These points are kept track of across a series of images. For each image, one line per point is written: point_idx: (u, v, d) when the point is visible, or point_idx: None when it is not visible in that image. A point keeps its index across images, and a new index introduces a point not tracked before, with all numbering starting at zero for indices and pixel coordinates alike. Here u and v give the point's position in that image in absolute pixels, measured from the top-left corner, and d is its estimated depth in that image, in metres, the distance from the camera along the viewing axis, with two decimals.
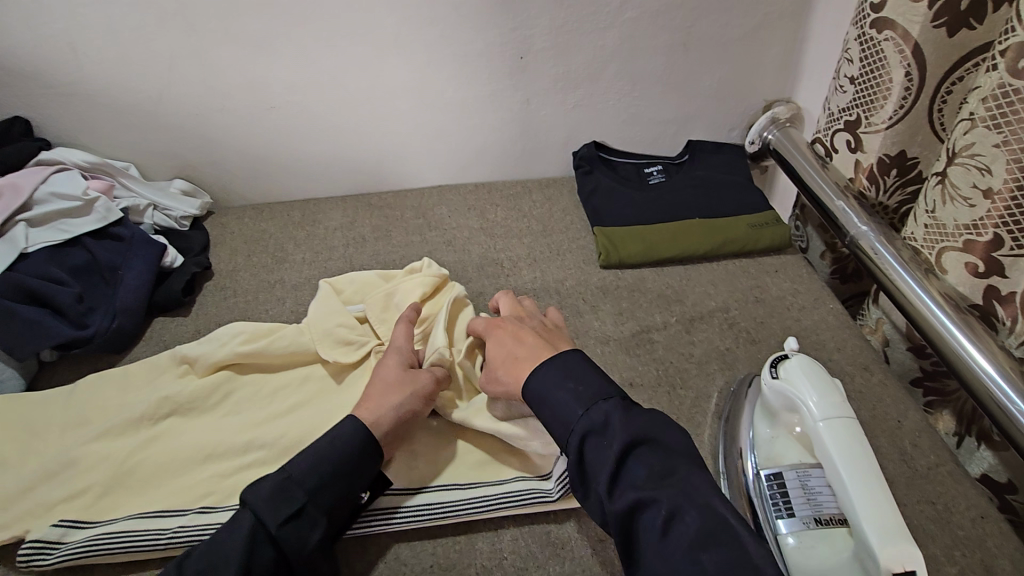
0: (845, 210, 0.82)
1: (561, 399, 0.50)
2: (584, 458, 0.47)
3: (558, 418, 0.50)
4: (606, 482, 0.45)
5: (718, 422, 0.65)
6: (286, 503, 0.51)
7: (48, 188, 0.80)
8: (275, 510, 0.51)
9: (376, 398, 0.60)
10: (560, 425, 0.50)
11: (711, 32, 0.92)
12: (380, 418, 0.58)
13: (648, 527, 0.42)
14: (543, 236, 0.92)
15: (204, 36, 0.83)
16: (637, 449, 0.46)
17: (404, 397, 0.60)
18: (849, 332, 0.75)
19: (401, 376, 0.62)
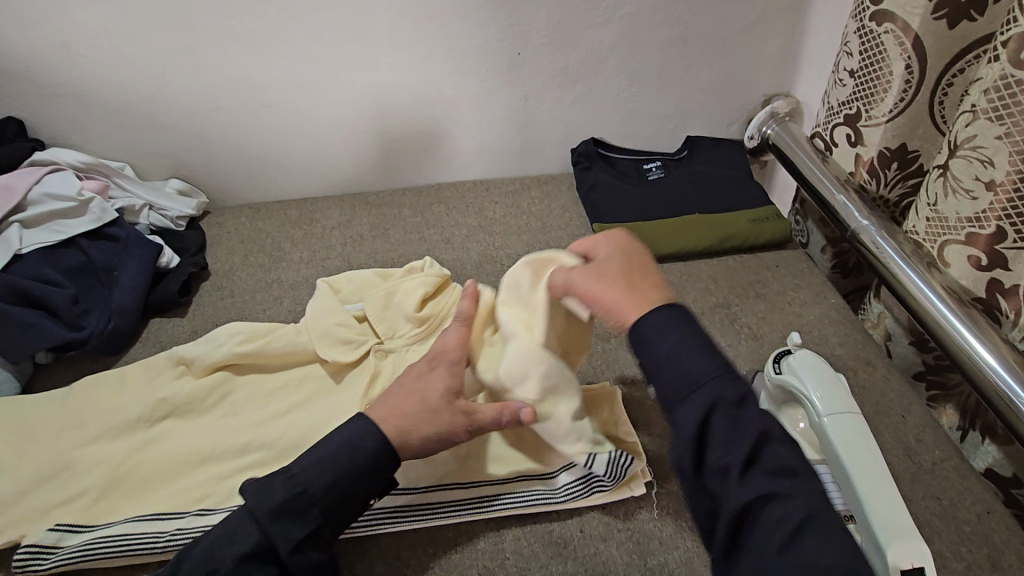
0: (846, 204, 0.82)
1: (678, 354, 0.44)
2: (707, 429, 0.42)
3: (670, 371, 0.44)
4: (738, 470, 0.40)
5: None
6: (295, 522, 0.49)
7: (41, 189, 0.80)
8: (283, 529, 0.48)
9: (408, 411, 0.54)
10: (673, 380, 0.44)
11: (710, 27, 0.91)
12: (404, 438, 0.52)
13: (770, 525, 0.39)
14: (542, 233, 0.92)
15: (199, 34, 0.82)
16: (769, 442, 0.42)
17: (433, 430, 0.53)
18: (851, 327, 0.74)
19: (441, 394, 0.54)
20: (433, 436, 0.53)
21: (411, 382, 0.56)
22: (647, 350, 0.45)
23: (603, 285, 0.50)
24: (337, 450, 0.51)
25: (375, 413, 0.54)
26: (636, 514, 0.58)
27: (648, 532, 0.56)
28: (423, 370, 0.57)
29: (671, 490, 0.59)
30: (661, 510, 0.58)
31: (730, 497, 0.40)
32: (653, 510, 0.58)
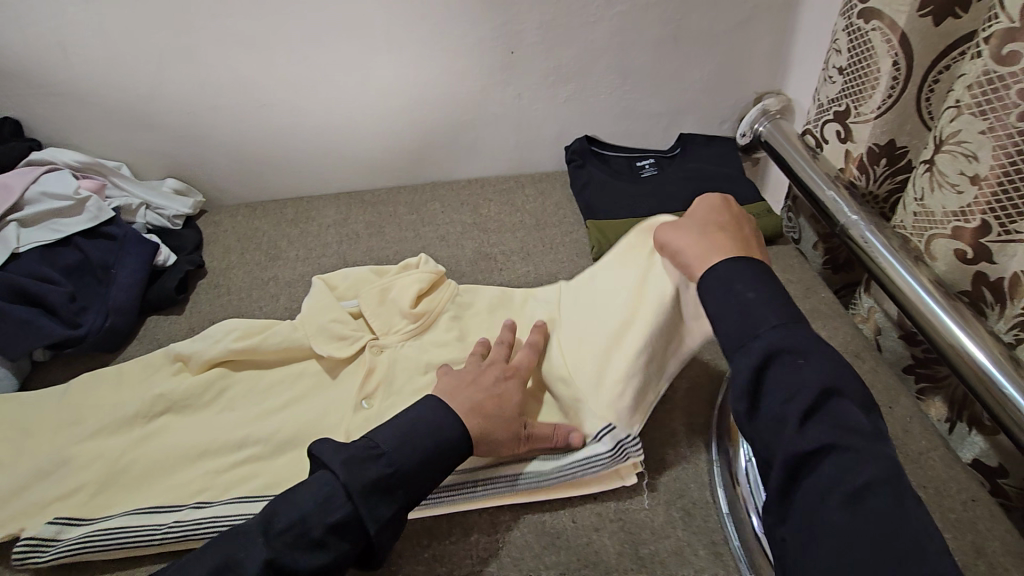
0: (836, 199, 0.82)
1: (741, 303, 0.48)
2: (768, 375, 0.44)
3: (738, 320, 0.48)
4: (797, 417, 0.41)
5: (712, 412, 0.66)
6: (386, 501, 0.49)
7: (38, 188, 0.80)
8: (373, 507, 0.49)
9: (490, 410, 0.57)
10: (739, 329, 0.47)
11: (702, 25, 0.92)
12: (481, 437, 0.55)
13: (824, 480, 0.39)
14: (536, 230, 0.93)
15: (194, 35, 0.83)
16: (831, 399, 0.42)
17: (506, 435, 0.57)
18: (841, 320, 0.75)
19: (516, 406, 0.59)
20: (502, 442, 0.57)
21: (488, 386, 0.59)
22: (711, 296, 0.51)
23: (680, 231, 0.59)
24: (416, 431, 0.53)
25: (455, 403, 0.56)
26: (628, 504, 0.58)
27: (640, 522, 0.57)
28: (500, 376, 0.61)
29: (662, 480, 0.60)
30: (652, 500, 0.59)
31: (786, 446, 0.41)
32: (644, 500, 0.59)
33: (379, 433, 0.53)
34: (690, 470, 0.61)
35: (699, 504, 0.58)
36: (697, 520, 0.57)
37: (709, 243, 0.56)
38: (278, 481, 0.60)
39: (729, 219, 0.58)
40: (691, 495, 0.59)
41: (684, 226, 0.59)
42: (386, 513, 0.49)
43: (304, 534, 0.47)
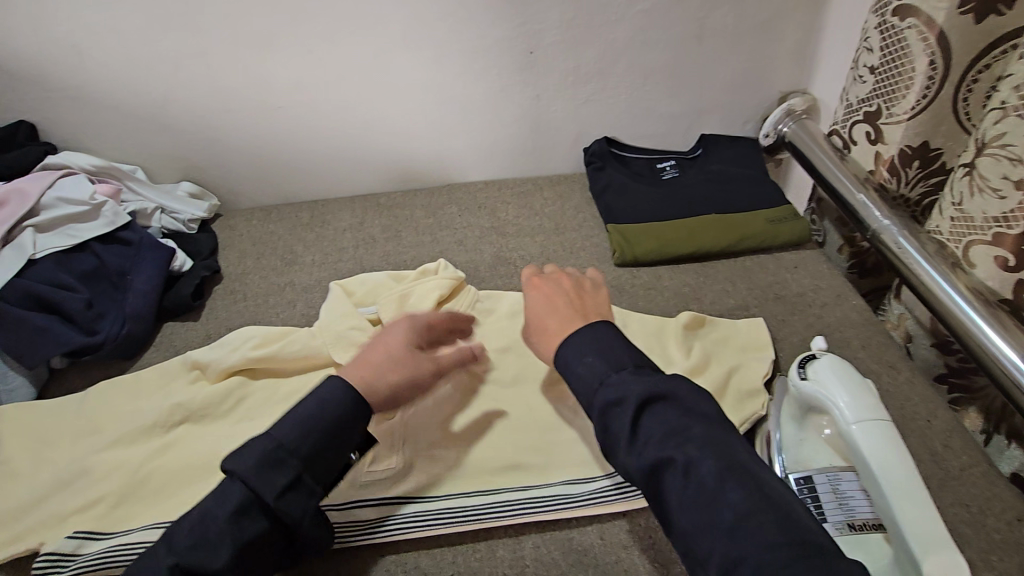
0: (866, 203, 0.81)
1: (585, 369, 0.48)
2: (606, 426, 0.45)
3: (581, 389, 0.48)
4: (627, 442, 0.43)
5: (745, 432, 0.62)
6: (278, 473, 0.49)
7: (53, 193, 0.79)
8: (268, 479, 0.48)
9: (379, 365, 0.57)
10: (583, 394, 0.48)
11: (725, 23, 0.89)
12: (362, 381, 0.55)
13: (671, 485, 0.42)
14: (556, 235, 0.91)
15: (210, 37, 0.81)
16: (647, 412, 0.44)
17: (400, 378, 0.57)
18: (873, 329, 0.73)
19: (409, 351, 0.59)
20: (392, 388, 0.56)
21: (375, 340, 0.59)
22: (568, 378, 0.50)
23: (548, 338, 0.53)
24: (313, 413, 0.52)
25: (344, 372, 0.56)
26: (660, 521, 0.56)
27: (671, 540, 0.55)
28: (390, 331, 0.61)
29: None
30: None
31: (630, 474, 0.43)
32: None
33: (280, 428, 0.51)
34: None
35: None
36: None
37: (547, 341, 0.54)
38: None
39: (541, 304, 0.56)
40: None
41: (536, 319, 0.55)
42: (286, 487, 0.49)
43: (208, 531, 0.47)
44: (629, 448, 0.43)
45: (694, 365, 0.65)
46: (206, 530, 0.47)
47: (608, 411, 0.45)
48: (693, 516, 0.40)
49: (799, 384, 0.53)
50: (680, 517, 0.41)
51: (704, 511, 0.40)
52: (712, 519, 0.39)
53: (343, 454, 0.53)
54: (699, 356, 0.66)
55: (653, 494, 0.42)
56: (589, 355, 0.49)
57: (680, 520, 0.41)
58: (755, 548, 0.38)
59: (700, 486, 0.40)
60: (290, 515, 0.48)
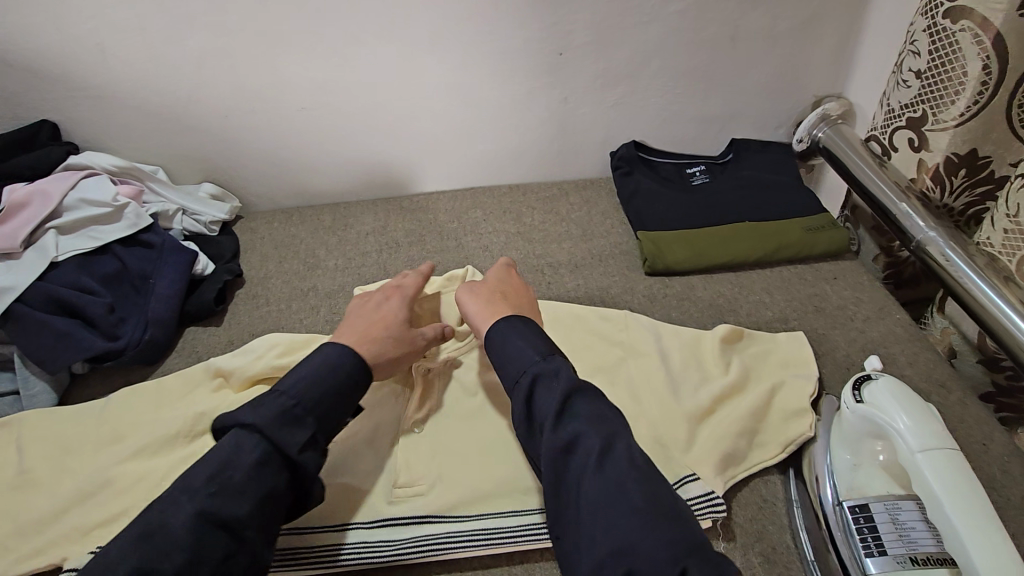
0: (909, 212, 0.77)
1: (517, 353, 0.55)
2: (532, 404, 0.51)
3: (510, 370, 0.54)
4: (552, 421, 0.49)
5: (792, 457, 0.59)
6: (296, 428, 0.51)
7: (76, 195, 0.78)
8: (288, 432, 0.50)
9: (376, 334, 0.61)
10: (511, 376, 0.54)
11: (762, 25, 0.86)
12: (361, 347, 0.59)
13: (579, 465, 0.46)
14: (583, 241, 0.89)
15: (235, 36, 0.80)
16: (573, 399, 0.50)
17: (398, 348, 0.61)
18: (920, 345, 0.70)
19: (402, 319, 0.63)
20: (392, 356, 0.61)
21: (369, 311, 0.64)
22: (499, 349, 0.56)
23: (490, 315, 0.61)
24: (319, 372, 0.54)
25: (341, 336, 0.60)
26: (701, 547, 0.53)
27: None
28: (383, 302, 0.65)
29: (739, 522, 0.55)
30: (728, 544, 0.53)
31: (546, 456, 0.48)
32: (721, 544, 0.53)
33: (287, 386, 0.53)
34: (767, 511, 0.55)
35: (779, 549, 0.53)
36: (779, 568, 0.51)
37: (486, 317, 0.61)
38: (326, 511, 0.57)
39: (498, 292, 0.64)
40: (771, 538, 0.53)
41: (484, 296, 0.63)
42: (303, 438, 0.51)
43: (231, 479, 0.47)
44: (549, 425, 0.49)
45: (733, 381, 0.63)
46: (227, 479, 0.47)
47: (536, 388, 0.52)
48: (594, 496, 0.45)
49: (855, 409, 0.52)
50: (583, 493, 0.45)
51: (607, 491, 0.44)
52: (614, 498, 0.44)
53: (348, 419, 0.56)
54: (739, 372, 0.64)
55: (560, 470, 0.47)
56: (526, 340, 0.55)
57: (583, 495, 0.45)
58: (640, 533, 0.42)
59: (608, 469, 0.45)
60: (305, 468, 0.50)
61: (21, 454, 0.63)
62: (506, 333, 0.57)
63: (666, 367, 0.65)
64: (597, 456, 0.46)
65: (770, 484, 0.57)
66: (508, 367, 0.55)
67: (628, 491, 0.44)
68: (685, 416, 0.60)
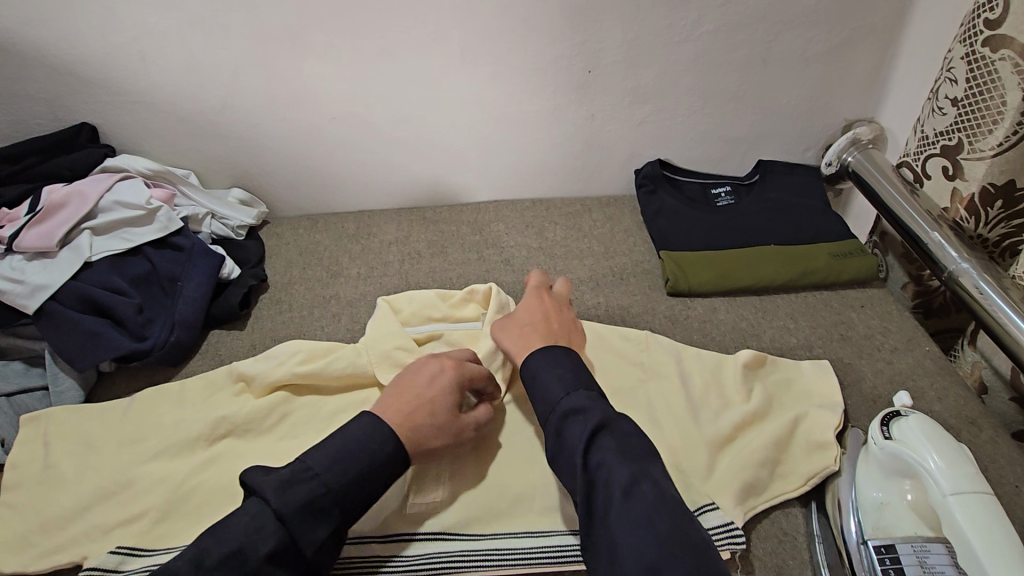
0: (941, 242, 0.75)
1: (551, 378, 0.57)
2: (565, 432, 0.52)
3: (543, 398, 0.56)
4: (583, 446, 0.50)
5: (813, 492, 0.58)
6: (317, 522, 0.49)
7: (112, 197, 0.80)
8: (307, 526, 0.48)
9: (418, 421, 0.56)
10: (544, 404, 0.56)
11: (795, 48, 0.85)
12: (412, 428, 0.55)
13: (604, 497, 0.47)
14: (605, 258, 0.89)
15: (270, 46, 0.81)
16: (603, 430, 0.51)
17: (438, 434, 0.56)
18: (951, 379, 0.68)
19: (447, 402, 0.58)
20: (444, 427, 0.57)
21: (420, 382, 0.59)
22: (534, 376, 0.58)
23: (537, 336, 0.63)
24: (356, 452, 0.52)
25: (386, 416, 0.55)
26: None
27: None
28: (435, 370, 0.59)
29: (758, 555, 0.53)
30: None
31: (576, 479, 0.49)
32: None
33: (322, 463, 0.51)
34: (788, 545, 0.54)
35: None
36: None
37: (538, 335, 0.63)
38: None
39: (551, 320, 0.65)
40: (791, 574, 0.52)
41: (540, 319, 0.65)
42: (316, 510, 0.49)
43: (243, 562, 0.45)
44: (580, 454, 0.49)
45: (755, 409, 0.62)
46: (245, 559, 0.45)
47: (568, 420, 0.53)
48: (622, 528, 0.45)
49: (884, 445, 0.52)
50: (608, 521, 0.46)
51: (637, 523, 0.44)
52: (640, 527, 0.44)
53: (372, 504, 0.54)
54: (761, 400, 0.63)
55: (586, 501, 0.47)
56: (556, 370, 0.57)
57: (608, 524, 0.46)
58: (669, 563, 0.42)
59: (635, 498, 0.46)
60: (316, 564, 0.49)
61: (46, 450, 0.64)
62: (541, 367, 0.58)
63: (687, 392, 0.64)
64: (623, 487, 0.46)
65: (791, 516, 0.56)
66: (541, 399, 0.56)
67: (655, 521, 0.44)
68: (704, 443, 0.59)
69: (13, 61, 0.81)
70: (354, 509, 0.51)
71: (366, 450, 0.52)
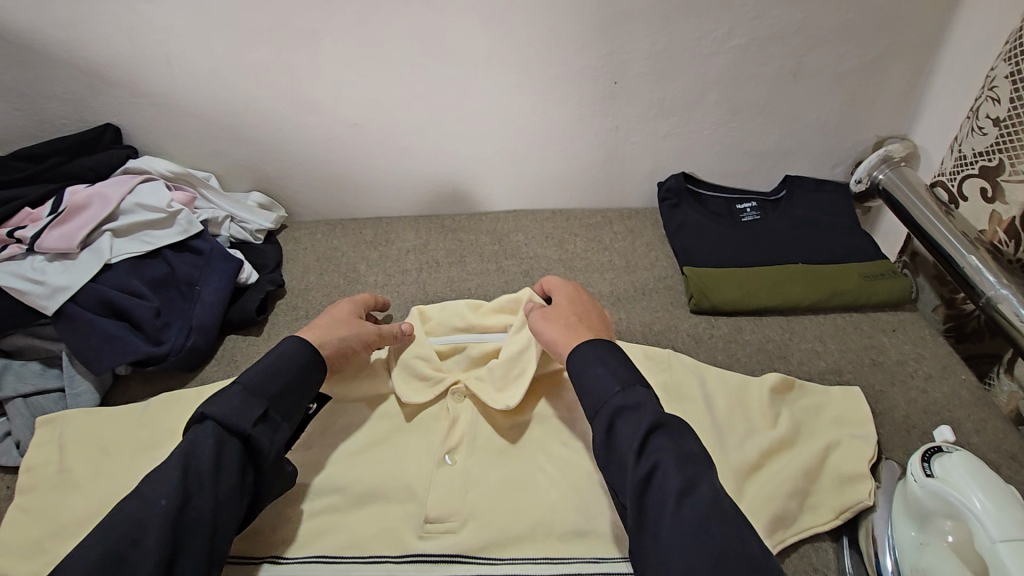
0: (979, 266, 0.73)
1: (597, 377, 0.54)
2: (614, 428, 0.51)
3: (592, 392, 0.54)
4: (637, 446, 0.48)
5: (843, 528, 0.56)
6: (250, 408, 0.54)
7: (133, 199, 0.80)
8: (243, 410, 0.53)
9: (322, 325, 0.66)
10: (594, 398, 0.53)
11: (828, 62, 0.83)
12: (318, 340, 0.63)
13: (658, 503, 0.46)
14: (626, 272, 0.87)
15: (295, 51, 0.80)
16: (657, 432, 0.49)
17: (347, 331, 0.67)
18: (989, 411, 0.66)
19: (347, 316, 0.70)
20: (342, 336, 0.66)
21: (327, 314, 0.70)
22: (579, 372, 0.56)
23: (592, 329, 0.61)
24: (273, 361, 0.59)
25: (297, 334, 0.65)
26: None
27: None
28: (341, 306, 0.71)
29: None
30: None
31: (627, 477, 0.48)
32: None
33: (249, 375, 0.57)
34: None
35: None
36: None
37: (595, 330, 0.61)
38: (357, 539, 0.57)
39: (598, 320, 0.64)
40: None
41: (591, 316, 0.64)
42: (249, 400, 0.54)
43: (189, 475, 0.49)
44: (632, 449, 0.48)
45: (783, 436, 0.60)
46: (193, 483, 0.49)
47: (619, 417, 0.51)
48: (675, 537, 0.44)
49: (925, 483, 0.51)
50: (659, 535, 0.45)
51: (688, 536, 0.43)
52: (691, 547, 0.43)
53: (304, 404, 0.59)
54: (788, 426, 0.61)
55: (638, 501, 0.46)
56: (599, 367, 0.54)
57: (660, 538, 0.44)
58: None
59: (687, 508, 0.44)
60: (259, 444, 0.53)
61: (62, 453, 0.64)
62: (591, 357, 0.56)
63: (712, 415, 0.62)
64: (678, 490, 0.45)
65: (820, 550, 0.54)
66: (589, 393, 0.54)
67: (706, 537, 0.43)
68: (731, 470, 0.57)
69: (39, 62, 0.81)
70: (284, 402, 0.57)
71: (287, 366, 0.58)
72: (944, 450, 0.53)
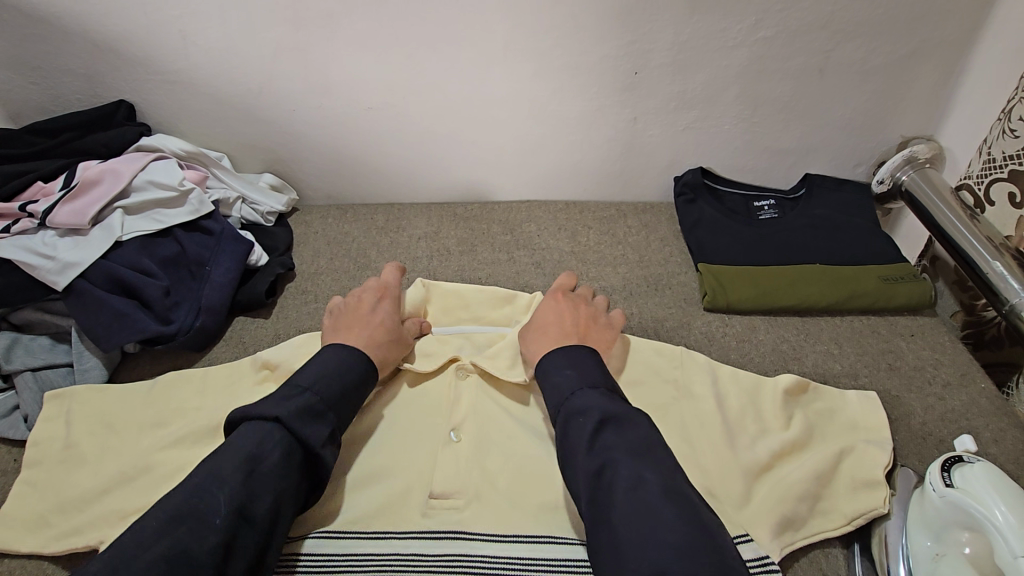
0: (1004, 273, 0.71)
1: (562, 376, 0.55)
2: (566, 430, 0.51)
3: (554, 391, 0.55)
4: (589, 440, 0.49)
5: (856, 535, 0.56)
6: (319, 421, 0.54)
7: (145, 176, 0.79)
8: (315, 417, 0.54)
9: (375, 330, 0.65)
10: (554, 395, 0.54)
11: (856, 58, 0.80)
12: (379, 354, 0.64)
13: (610, 489, 0.46)
14: (639, 266, 0.86)
15: (310, 31, 0.79)
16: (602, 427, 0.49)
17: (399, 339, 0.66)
18: (1009, 422, 0.64)
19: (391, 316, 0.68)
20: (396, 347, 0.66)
21: (374, 310, 0.68)
22: (545, 377, 0.57)
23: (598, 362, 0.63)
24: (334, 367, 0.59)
25: (353, 338, 0.64)
26: None
27: None
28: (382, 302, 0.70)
29: None
30: None
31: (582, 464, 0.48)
32: None
33: (307, 377, 0.57)
34: None
35: None
36: None
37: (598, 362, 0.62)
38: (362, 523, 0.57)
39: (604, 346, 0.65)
40: None
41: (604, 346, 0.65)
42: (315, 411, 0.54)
43: None
44: (587, 444, 0.49)
45: (795, 437, 0.59)
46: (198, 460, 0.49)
47: (571, 420, 0.51)
48: (630, 522, 0.43)
49: (945, 493, 0.50)
50: (613, 523, 0.44)
51: (643, 519, 0.43)
52: (653, 539, 0.41)
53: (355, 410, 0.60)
54: (801, 428, 0.60)
55: (591, 493, 0.46)
56: (566, 368, 0.56)
57: (615, 528, 0.43)
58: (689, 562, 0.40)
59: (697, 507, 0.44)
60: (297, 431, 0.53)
61: (69, 428, 0.64)
62: (552, 367, 0.57)
63: (723, 413, 0.61)
64: (628, 478, 0.45)
65: (831, 556, 0.54)
66: (551, 393, 0.55)
67: (695, 550, 0.40)
68: (741, 469, 0.57)
69: (53, 35, 0.81)
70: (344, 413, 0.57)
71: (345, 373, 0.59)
72: (965, 461, 0.53)
